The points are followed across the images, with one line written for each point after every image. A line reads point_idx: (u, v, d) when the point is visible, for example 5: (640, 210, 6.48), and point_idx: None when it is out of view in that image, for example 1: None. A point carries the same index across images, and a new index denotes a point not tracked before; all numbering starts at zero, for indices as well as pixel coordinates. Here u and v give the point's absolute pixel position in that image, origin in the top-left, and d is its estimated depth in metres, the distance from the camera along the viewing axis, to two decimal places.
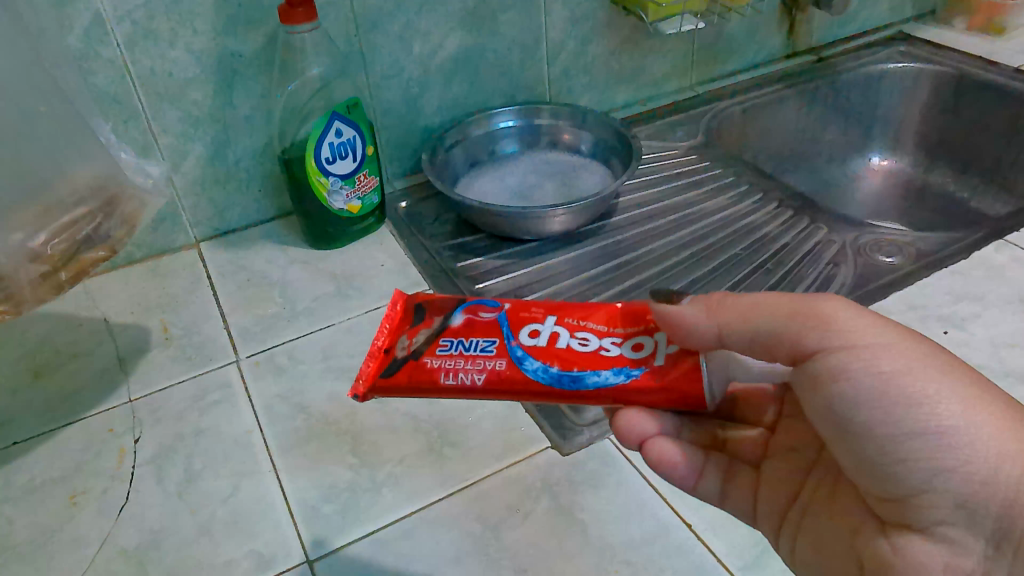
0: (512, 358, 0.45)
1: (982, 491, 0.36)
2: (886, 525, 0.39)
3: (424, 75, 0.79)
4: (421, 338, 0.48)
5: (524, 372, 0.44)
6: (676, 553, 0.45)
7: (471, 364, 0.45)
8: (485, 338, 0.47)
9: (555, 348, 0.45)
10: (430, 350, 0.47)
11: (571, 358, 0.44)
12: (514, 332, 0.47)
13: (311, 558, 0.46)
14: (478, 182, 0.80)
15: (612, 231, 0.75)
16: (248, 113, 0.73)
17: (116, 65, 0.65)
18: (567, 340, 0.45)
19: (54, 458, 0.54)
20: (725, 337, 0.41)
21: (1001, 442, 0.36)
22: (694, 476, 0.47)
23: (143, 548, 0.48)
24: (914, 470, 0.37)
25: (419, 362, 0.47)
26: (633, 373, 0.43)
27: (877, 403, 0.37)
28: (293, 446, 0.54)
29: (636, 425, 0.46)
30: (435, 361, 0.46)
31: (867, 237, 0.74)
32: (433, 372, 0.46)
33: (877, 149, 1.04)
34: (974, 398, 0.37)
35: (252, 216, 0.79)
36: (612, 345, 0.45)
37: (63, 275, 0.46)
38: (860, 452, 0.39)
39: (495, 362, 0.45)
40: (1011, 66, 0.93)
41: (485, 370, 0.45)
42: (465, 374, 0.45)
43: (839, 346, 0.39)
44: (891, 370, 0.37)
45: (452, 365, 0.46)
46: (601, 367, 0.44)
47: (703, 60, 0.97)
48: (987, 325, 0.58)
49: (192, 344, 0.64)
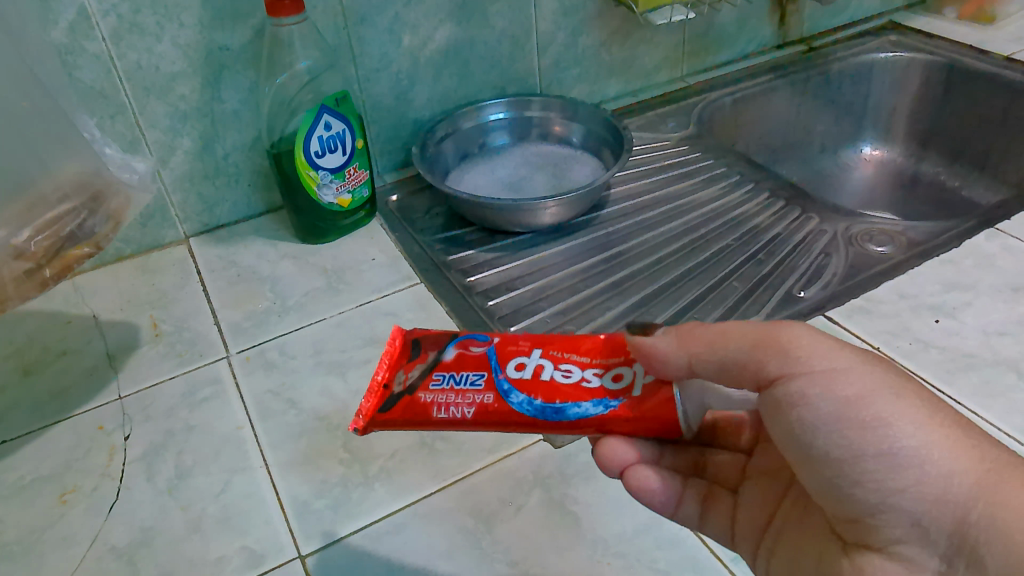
0: (499, 392, 0.45)
1: (933, 509, 0.36)
2: (848, 545, 0.39)
3: (413, 67, 0.78)
4: (415, 373, 0.47)
5: (512, 404, 0.44)
6: (669, 545, 0.45)
7: (459, 398, 0.45)
8: (475, 372, 0.46)
9: (540, 380, 0.45)
10: (425, 385, 0.46)
11: (553, 390, 0.44)
12: (500, 364, 0.46)
13: (303, 554, 0.46)
14: (469, 174, 0.80)
15: (604, 223, 0.75)
16: (236, 107, 0.72)
17: (102, 59, 0.65)
18: (548, 371, 0.45)
19: (45, 455, 0.54)
20: (695, 367, 0.41)
21: (951, 460, 0.36)
22: (673, 502, 0.45)
23: (134, 545, 0.47)
24: (870, 491, 0.37)
25: (413, 397, 0.46)
26: (611, 404, 0.43)
27: (835, 428, 0.37)
28: (284, 441, 0.53)
29: (617, 452, 0.45)
30: (428, 396, 0.46)
31: (859, 226, 0.73)
32: (427, 406, 0.46)
33: (868, 138, 1.04)
34: (926, 419, 0.37)
35: (242, 211, 0.79)
36: (594, 379, 0.44)
37: (48, 272, 0.45)
38: (819, 474, 0.38)
39: (483, 395, 0.45)
40: (1002, 54, 0.93)
41: (474, 404, 0.45)
42: (455, 408, 0.45)
43: (798, 371, 0.38)
44: (847, 395, 0.37)
45: (444, 399, 0.45)
46: (578, 398, 0.43)
47: (693, 51, 0.97)
48: (977, 314, 0.58)
49: (182, 340, 0.64)
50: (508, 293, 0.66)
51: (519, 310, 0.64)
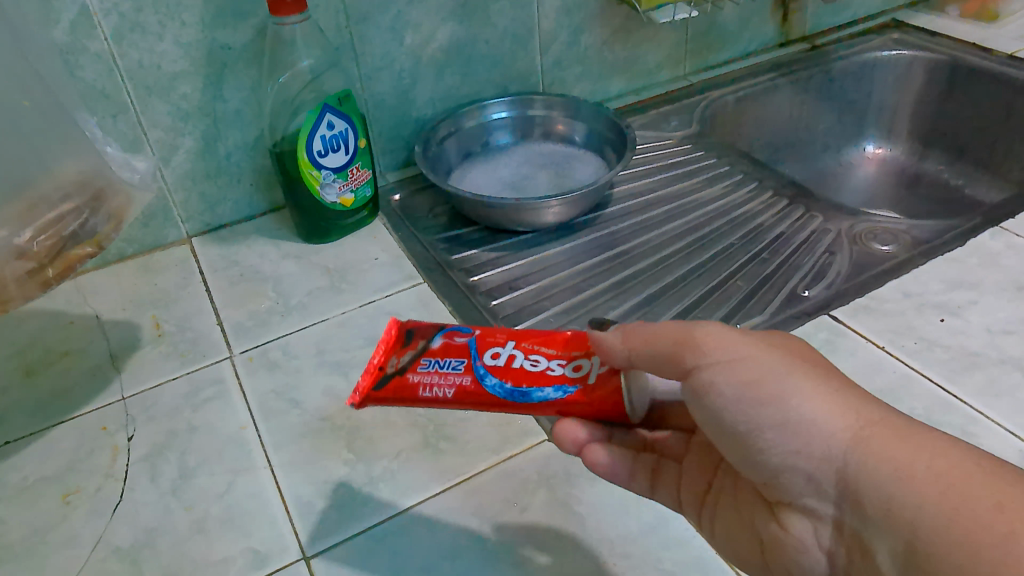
0: (475, 376, 0.43)
1: (821, 467, 0.36)
2: (773, 507, 0.40)
3: (416, 66, 0.78)
4: (407, 357, 0.46)
5: (488, 388, 0.43)
6: (675, 545, 0.45)
7: (441, 379, 0.44)
8: (456, 357, 0.44)
9: (512, 366, 0.43)
10: (414, 367, 0.45)
11: (524, 377, 0.42)
12: (476, 350, 0.44)
13: (308, 555, 0.46)
14: (472, 173, 0.80)
15: (608, 222, 0.75)
16: (238, 106, 0.72)
17: (103, 58, 0.64)
18: (520, 360, 0.43)
19: (48, 456, 0.54)
20: (635, 362, 0.40)
21: (835, 422, 0.36)
22: (626, 476, 0.45)
23: (138, 546, 0.47)
24: (773, 459, 0.37)
25: (403, 378, 0.44)
26: (570, 390, 0.42)
27: (737, 410, 0.37)
28: (288, 442, 0.53)
29: (570, 431, 0.45)
30: (416, 376, 0.44)
31: (862, 224, 0.74)
32: (413, 386, 0.44)
33: (871, 136, 1.04)
34: (812, 389, 0.37)
35: (244, 210, 0.79)
36: (566, 369, 0.42)
37: (51, 271, 0.45)
38: (732, 448, 0.39)
39: (462, 378, 0.43)
40: (1005, 52, 0.93)
41: (454, 386, 0.43)
42: (437, 388, 0.44)
43: (708, 363, 0.38)
44: (746, 377, 0.37)
45: (429, 379, 0.44)
46: (543, 382, 0.42)
47: (695, 50, 0.96)
48: (983, 313, 0.58)
49: (184, 340, 0.64)
50: (512, 292, 0.66)
51: (523, 310, 0.63)
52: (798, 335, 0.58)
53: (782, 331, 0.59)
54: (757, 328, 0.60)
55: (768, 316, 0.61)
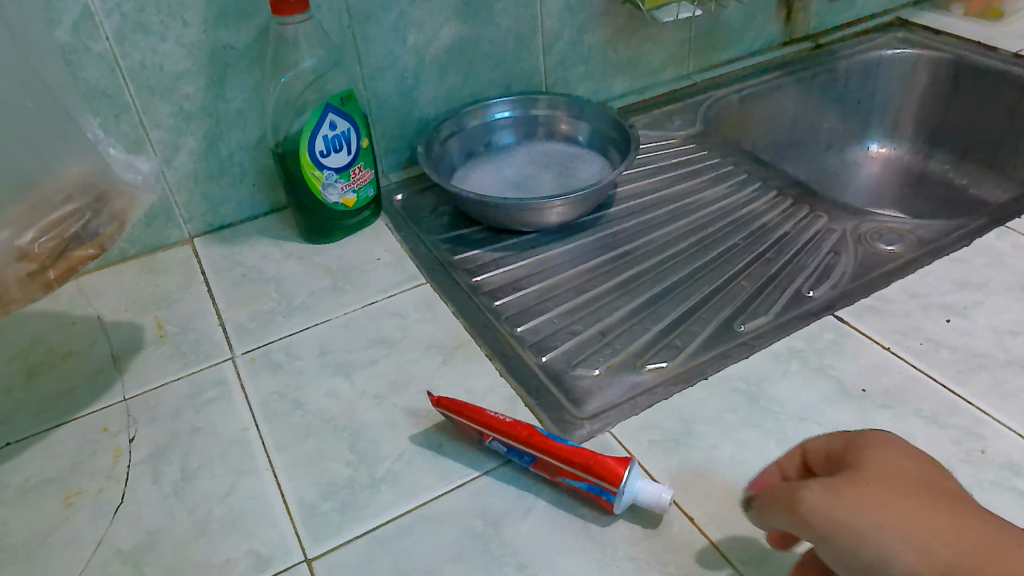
0: (524, 460, 0.48)
1: None
2: None
3: (418, 66, 0.78)
4: (486, 421, 0.52)
5: (533, 471, 0.48)
6: (678, 548, 0.44)
7: (506, 436, 0.49)
8: (521, 443, 0.50)
9: (555, 463, 0.48)
10: (490, 429, 0.51)
11: (557, 474, 0.47)
12: (521, 441, 0.48)
13: (310, 557, 0.46)
14: (475, 173, 0.80)
15: (612, 222, 0.75)
16: (241, 107, 0.72)
17: (105, 59, 0.64)
18: (554, 461, 0.47)
19: (50, 458, 0.54)
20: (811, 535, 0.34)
21: None
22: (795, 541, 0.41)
23: (140, 548, 0.47)
24: None
25: (482, 418, 0.51)
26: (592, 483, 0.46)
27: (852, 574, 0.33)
28: (291, 443, 0.53)
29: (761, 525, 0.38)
30: (491, 427, 0.50)
31: (867, 225, 0.72)
32: (486, 423, 0.50)
33: (875, 136, 1.03)
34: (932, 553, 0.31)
35: (247, 210, 0.79)
36: (586, 480, 0.46)
37: (52, 274, 0.45)
38: None
39: (521, 444, 0.49)
40: (1010, 51, 0.92)
41: (514, 437, 0.49)
42: (501, 433, 0.49)
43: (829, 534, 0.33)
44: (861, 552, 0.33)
45: (498, 432, 0.50)
46: (569, 482, 0.46)
47: (699, 49, 0.96)
48: (989, 313, 0.58)
49: (187, 341, 0.64)
50: (516, 293, 0.65)
51: (526, 310, 0.63)
52: (803, 336, 0.58)
53: (787, 332, 0.58)
54: (762, 328, 0.59)
55: (773, 316, 0.61)
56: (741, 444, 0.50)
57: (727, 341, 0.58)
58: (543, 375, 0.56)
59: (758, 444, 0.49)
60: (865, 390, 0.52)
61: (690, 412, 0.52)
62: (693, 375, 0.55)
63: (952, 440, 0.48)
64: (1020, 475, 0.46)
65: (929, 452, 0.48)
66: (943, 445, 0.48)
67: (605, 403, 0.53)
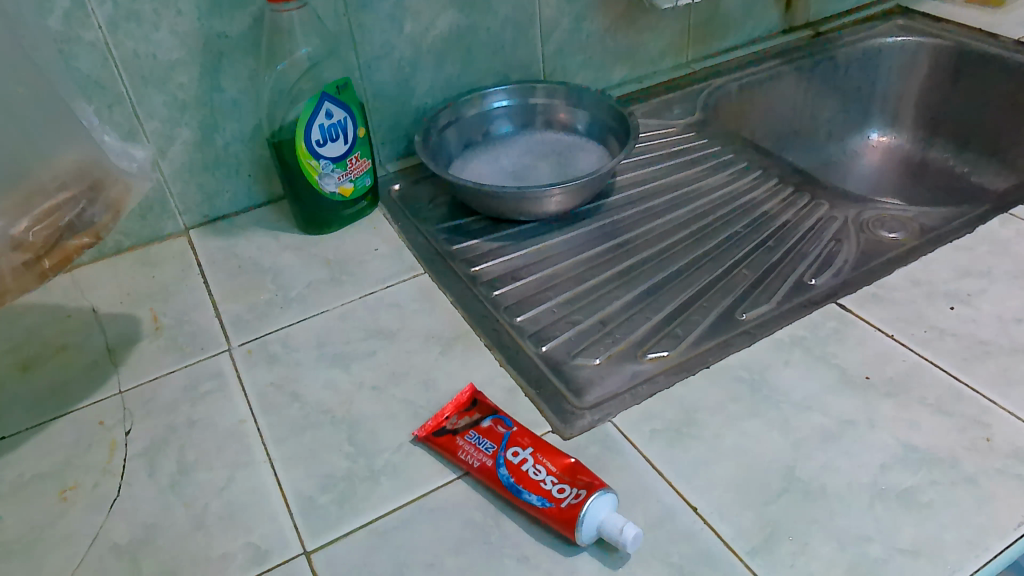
0: (494, 463, 0.47)
1: None
2: None
3: (416, 54, 0.77)
4: (463, 422, 0.51)
5: (496, 475, 0.46)
6: (682, 538, 0.43)
7: (475, 452, 0.48)
8: (490, 440, 0.48)
9: (520, 471, 0.46)
10: (464, 433, 0.50)
11: (524, 479, 0.45)
12: (506, 441, 0.48)
13: (308, 550, 0.45)
14: (472, 163, 0.79)
15: (611, 211, 0.74)
16: (236, 96, 0.71)
17: (98, 48, 0.63)
18: (531, 465, 0.46)
19: (45, 452, 0.53)
20: None
21: None
22: None
23: (136, 542, 0.46)
24: None
25: (452, 438, 0.49)
26: (550, 504, 0.44)
27: None
28: (289, 436, 0.52)
29: None
30: (462, 441, 0.49)
31: (869, 213, 0.71)
32: (456, 446, 0.49)
33: (875, 125, 1.03)
34: None
35: (243, 201, 0.78)
36: (558, 488, 0.44)
37: (47, 263, 0.44)
38: None
39: (487, 458, 0.47)
40: (1012, 38, 0.92)
41: (480, 461, 0.47)
42: (469, 455, 0.48)
43: None
44: None
45: (467, 447, 0.48)
46: (533, 489, 0.45)
47: (699, 37, 0.95)
48: (993, 301, 0.57)
49: (183, 333, 0.63)
50: (514, 283, 0.65)
51: (525, 300, 0.63)
52: (806, 324, 0.57)
53: (789, 320, 0.58)
54: (763, 317, 0.59)
55: (775, 304, 0.60)
56: (744, 434, 0.49)
57: (728, 330, 0.58)
58: (544, 366, 0.56)
59: (762, 433, 0.49)
60: (869, 378, 0.52)
61: (691, 402, 0.52)
62: (694, 364, 0.55)
63: (957, 428, 0.48)
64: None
65: (934, 441, 0.47)
66: (948, 433, 0.47)
67: (605, 393, 0.53)
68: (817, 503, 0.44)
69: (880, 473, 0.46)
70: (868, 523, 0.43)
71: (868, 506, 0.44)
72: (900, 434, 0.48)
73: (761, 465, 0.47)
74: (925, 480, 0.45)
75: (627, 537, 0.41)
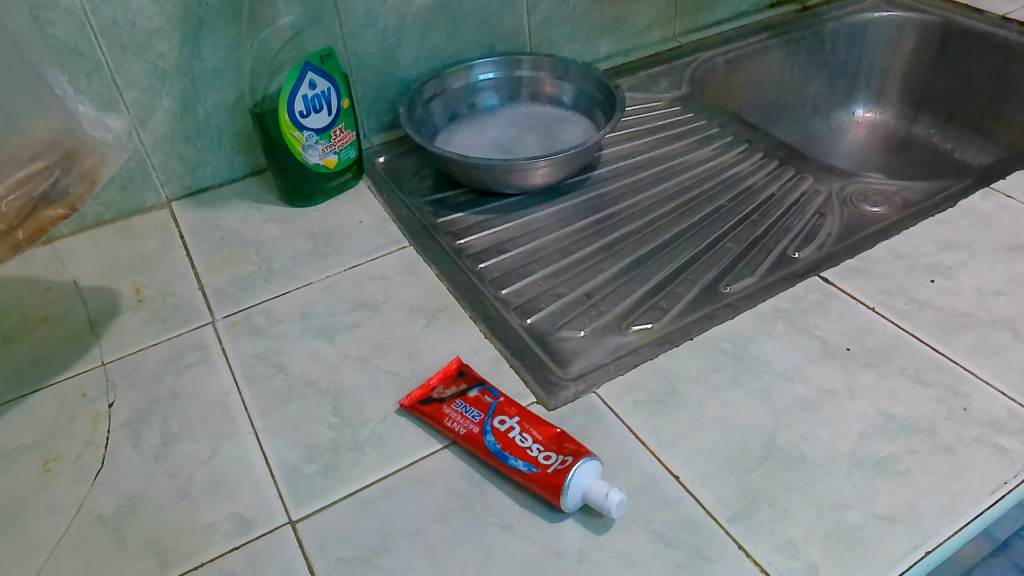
0: (480, 430, 0.47)
1: None
2: None
3: (400, 24, 0.76)
4: (450, 392, 0.51)
5: (482, 441, 0.47)
6: (664, 506, 0.44)
7: (461, 419, 0.48)
8: (478, 408, 0.49)
9: (506, 439, 0.46)
10: (451, 402, 0.50)
11: (511, 446, 0.46)
12: (493, 410, 0.48)
13: (293, 519, 0.45)
14: (458, 135, 0.78)
15: (596, 184, 0.74)
16: (217, 66, 0.70)
17: (75, 15, 0.62)
18: (517, 433, 0.47)
19: (27, 424, 0.53)
20: None
21: None
22: None
23: (121, 512, 0.47)
24: None
25: (439, 406, 0.50)
26: (535, 469, 0.44)
27: None
28: (273, 406, 0.52)
29: None
30: (449, 409, 0.49)
31: (853, 186, 0.72)
32: (442, 414, 0.49)
33: (862, 100, 1.02)
34: None
35: (225, 173, 0.77)
36: (544, 455, 0.45)
37: (21, 233, 0.45)
38: None
39: (473, 426, 0.48)
40: (997, 14, 0.93)
41: (466, 428, 0.48)
42: (455, 422, 0.48)
43: None
44: None
45: (453, 414, 0.49)
46: (520, 455, 0.45)
47: (685, 10, 0.95)
48: (973, 273, 0.58)
49: (166, 305, 0.63)
50: (500, 256, 0.65)
51: (510, 273, 0.63)
52: (788, 297, 0.58)
53: (772, 293, 0.58)
54: (747, 290, 0.59)
55: (758, 277, 0.60)
56: (726, 404, 0.49)
57: (712, 303, 0.58)
58: (527, 338, 0.56)
59: (744, 403, 0.49)
60: (850, 349, 0.52)
61: (675, 372, 0.52)
62: (677, 336, 0.55)
63: (935, 398, 0.48)
64: (1002, 432, 0.46)
65: (912, 410, 0.48)
66: (926, 403, 0.48)
67: (589, 364, 0.53)
68: (796, 471, 0.45)
69: (859, 441, 0.46)
70: (846, 491, 0.44)
71: (846, 474, 0.45)
72: (879, 404, 0.48)
73: (743, 434, 0.47)
74: (903, 448, 0.46)
75: (612, 503, 0.42)
